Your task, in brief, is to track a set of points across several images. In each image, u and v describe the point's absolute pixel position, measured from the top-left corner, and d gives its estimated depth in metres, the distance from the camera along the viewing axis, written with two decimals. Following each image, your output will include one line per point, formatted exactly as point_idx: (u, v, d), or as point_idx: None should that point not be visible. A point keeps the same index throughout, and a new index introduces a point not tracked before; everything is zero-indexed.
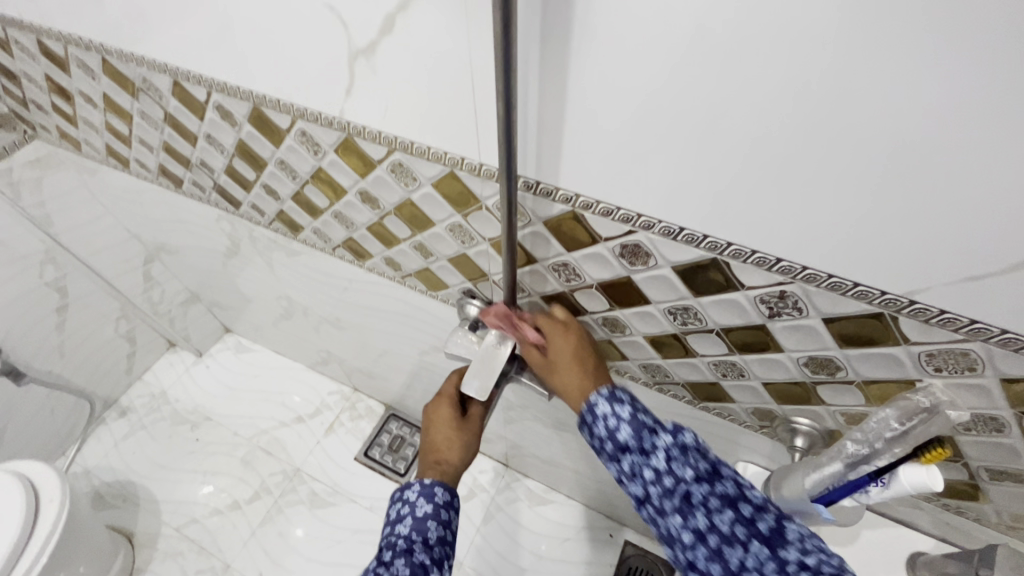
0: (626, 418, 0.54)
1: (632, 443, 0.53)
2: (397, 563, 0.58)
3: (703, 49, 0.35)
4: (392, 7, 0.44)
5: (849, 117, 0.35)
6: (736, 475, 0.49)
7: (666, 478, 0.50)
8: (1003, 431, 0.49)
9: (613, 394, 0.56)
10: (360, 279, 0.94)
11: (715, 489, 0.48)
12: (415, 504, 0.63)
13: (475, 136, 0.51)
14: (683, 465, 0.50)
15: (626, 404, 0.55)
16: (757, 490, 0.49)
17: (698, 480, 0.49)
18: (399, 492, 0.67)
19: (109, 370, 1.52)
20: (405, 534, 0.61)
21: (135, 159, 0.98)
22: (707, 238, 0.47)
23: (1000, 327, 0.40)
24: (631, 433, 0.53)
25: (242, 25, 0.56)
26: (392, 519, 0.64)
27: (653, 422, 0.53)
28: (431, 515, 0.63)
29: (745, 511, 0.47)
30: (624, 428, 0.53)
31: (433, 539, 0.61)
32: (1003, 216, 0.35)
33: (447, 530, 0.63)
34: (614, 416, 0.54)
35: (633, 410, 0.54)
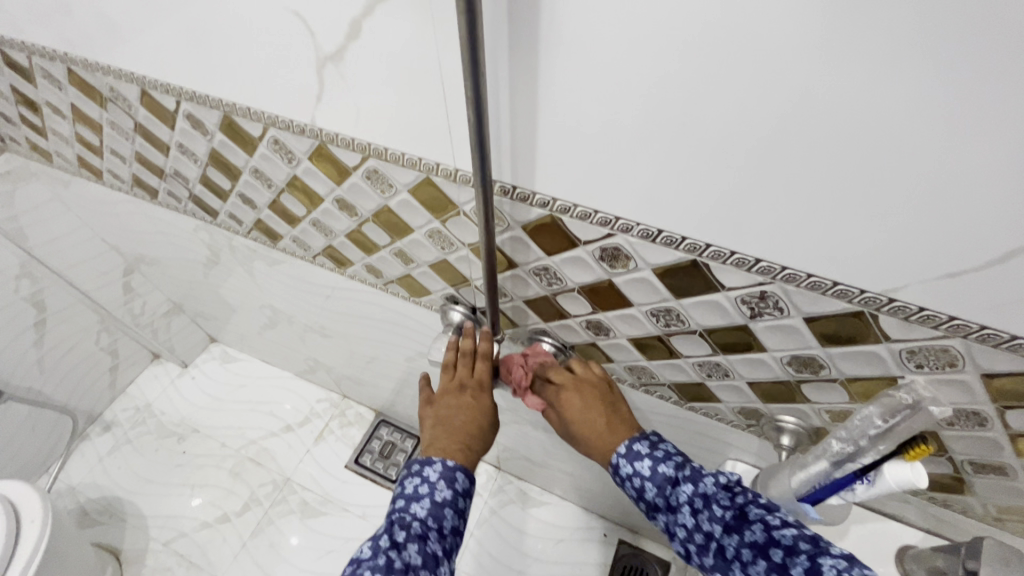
0: (649, 474, 0.58)
1: (661, 501, 0.57)
2: (411, 548, 0.56)
3: (673, 51, 0.35)
4: (358, 12, 0.43)
5: (821, 116, 0.34)
6: (765, 516, 0.50)
7: (698, 534, 0.53)
8: (985, 424, 0.49)
9: (633, 449, 0.61)
10: (343, 286, 0.93)
11: (745, 539, 0.49)
12: (434, 487, 0.62)
13: (449, 141, 0.50)
14: (709, 520, 0.52)
15: (650, 453, 0.60)
16: (788, 528, 0.48)
17: (727, 531, 0.51)
18: (416, 466, 0.64)
19: (92, 385, 1.49)
20: (422, 518, 0.59)
21: (108, 170, 0.95)
22: (686, 240, 0.47)
23: (978, 323, 0.40)
24: (656, 488, 0.58)
25: (207, 32, 0.54)
26: (405, 494, 0.62)
27: (675, 472, 0.57)
28: (449, 502, 0.62)
29: (777, 558, 0.47)
30: (648, 484, 0.58)
31: (447, 529, 0.61)
32: (977, 213, 0.35)
33: (459, 519, 0.63)
34: (638, 472, 0.59)
35: (658, 462, 0.58)
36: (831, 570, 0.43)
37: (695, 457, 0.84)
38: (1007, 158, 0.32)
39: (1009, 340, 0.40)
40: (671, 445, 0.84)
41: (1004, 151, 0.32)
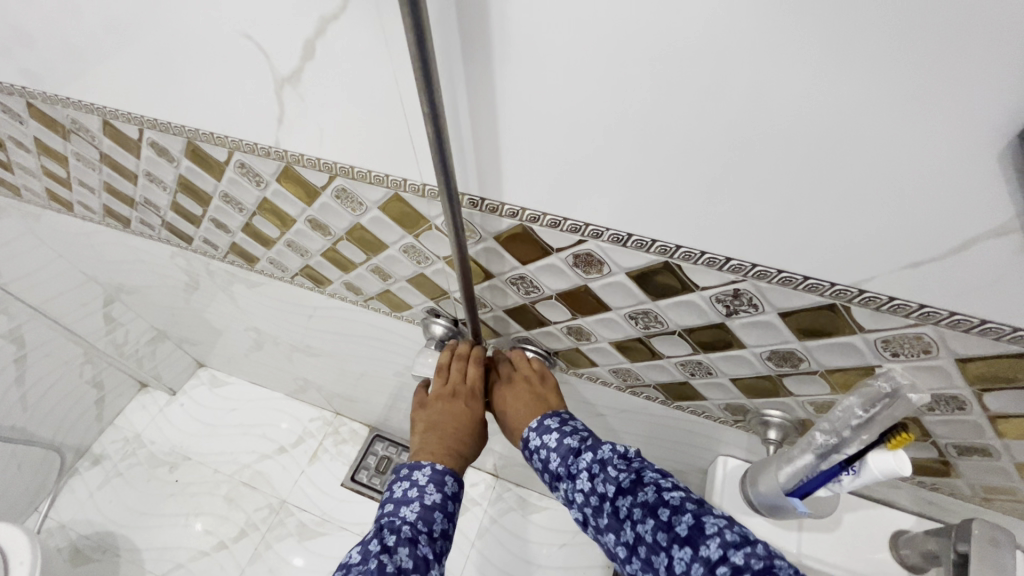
0: (556, 445, 0.61)
1: (563, 469, 0.59)
2: (402, 551, 0.54)
3: (624, 58, 0.35)
4: (311, 32, 0.43)
5: (774, 115, 0.34)
6: (658, 480, 0.53)
7: (593, 497, 0.55)
8: (965, 408, 0.49)
9: (544, 424, 0.63)
10: (325, 305, 0.92)
11: (637, 499, 0.52)
12: (424, 490, 0.61)
13: (414, 156, 0.50)
14: (604, 481, 0.55)
15: (558, 428, 0.62)
16: (676, 491, 0.51)
17: (621, 492, 0.53)
18: (405, 471, 0.64)
19: (78, 419, 1.45)
20: (412, 520, 0.58)
21: (79, 202, 0.94)
22: (656, 243, 0.46)
23: (948, 309, 0.40)
24: (559, 458, 0.60)
25: (163, 59, 0.53)
26: (394, 499, 0.61)
27: (578, 443, 0.59)
28: (438, 506, 0.60)
29: (663, 517, 0.50)
30: (553, 455, 0.60)
31: (437, 533, 0.59)
32: (937, 203, 0.35)
33: (448, 524, 0.61)
34: (545, 444, 0.62)
35: (563, 435, 0.61)
36: (713, 527, 0.47)
37: (687, 454, 0.84)
38: (961, 149, 0.32)
39: (980, 324, 0.40)
40: (663, 444, 0.84)
41: (957, 142, 0.32)
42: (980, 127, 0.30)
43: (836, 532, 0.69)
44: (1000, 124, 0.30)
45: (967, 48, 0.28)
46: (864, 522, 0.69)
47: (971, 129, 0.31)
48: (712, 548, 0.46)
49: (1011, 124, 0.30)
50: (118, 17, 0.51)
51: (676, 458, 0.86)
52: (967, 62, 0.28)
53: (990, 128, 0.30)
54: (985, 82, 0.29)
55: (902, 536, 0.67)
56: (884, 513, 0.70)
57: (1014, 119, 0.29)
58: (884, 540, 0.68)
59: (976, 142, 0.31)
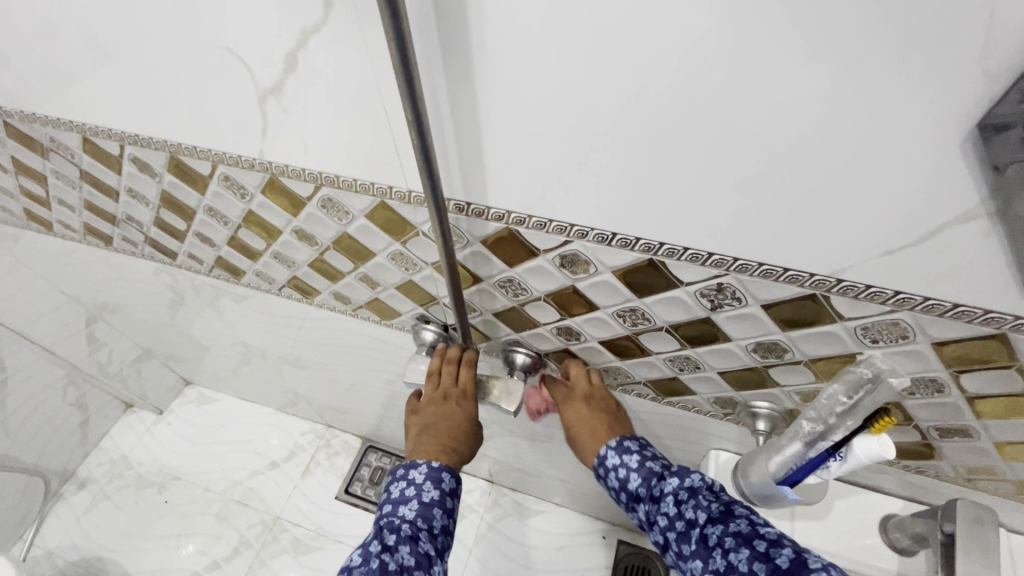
0: (637, 466, 0.65)
1: (644, 491, 0.63)
2: (403, 550, 0.56)
3: (601, 62, 0.36)
4: (292, 44, 0.43)
5: (747, 113, 0.35)
6: (749, 514, 0.55)
7: (679, 522, 0.58)
8: (944, 390, 0.50)
9: (623, 445, 0.68)
10: (313, 316, 0.91)
11: (729, 528, 0.54)
12: (421, 488, 0.62)
13: (398, 164, 0.51)
14: (694, 508, 0.57)
15: (624, 462, 0.67)
16: (771, 526, 0.53)
17: (711, 521, 0.55)
18: (401, 471, 0.65)
19: (62, 443, 1.42)
20: (411, 518, 0.59)
21: (58, 220, 0.93)
22: (640, 240, 0.47)
23: (922, 295, 0.42)
24: (641, 480, 0.64)
25: (144, 75, 0.53)
26: (393, 499, 0.62)
27: (659, 470, 0.64)
28: (437, 502, 0.61)
29: (760, 548, 0.51)
30: (634, 475, 0.65)
31: (437, 529, 0.60)
32: (905, 194, 0.36)
33: (448, 520, 0.62)
34: (624, 465, 0.66)
35: (633, 468, 0.65)
36: (818, 562, 0.49)
37: (679, 450, 0.84)
38: (926, 142, 0.33)
39: (952, 308, 0.42)
40: (656, 441, 0.84)
41: (922, 135, 0.33)
42: (943, 120, 0.32)
43: (827, 519, 0.70)
44: (960, 117, 0.31)
45: (926, 44, 0.29)
46: (853, 508, 0.71)
47: (934, 122, 0.32)
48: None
49: (969, 116, 0.31)
50: (97, 34, 0.51)
51: (669, 454, 0.87)
52: (927, 58, 0.30)
53: (952, 121, 0.32)
54: (945, 76, 0.30)
55: (890, 520, 0.69)
56: (872, 499, 0.71)
57: (973, 111, 0.31)
58: (874, 525, 0.70)
59: (939, 134, 0.33)
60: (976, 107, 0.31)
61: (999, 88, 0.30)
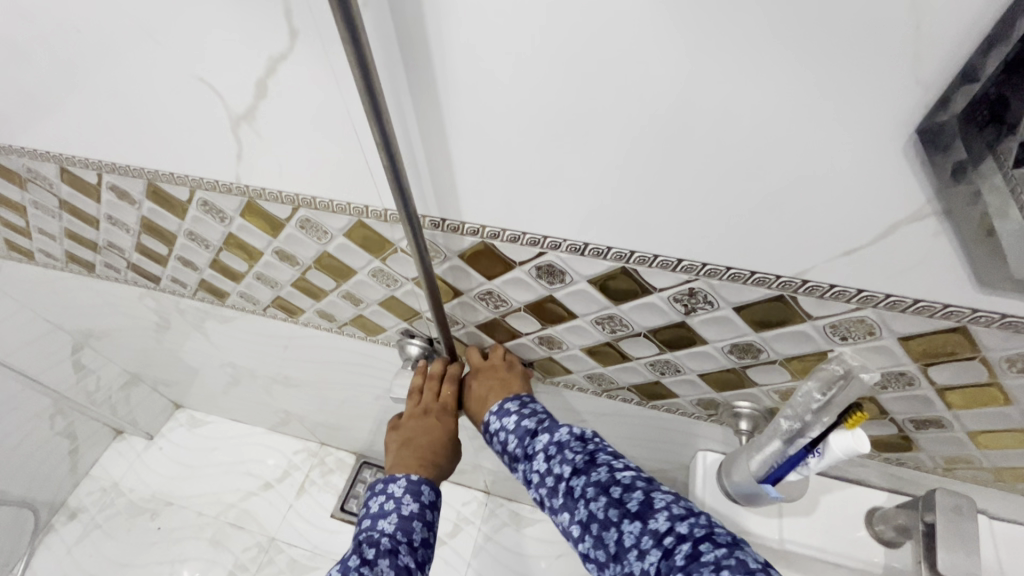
0: (513, 427, 0.61)
1: (520, 451, 0.59)
2: (382, 564, 0.54)
3: (560, 82, 0.37)
4: (261, 72, 0.44)
5: (702, 126, 0.37)
6: (610, 460, 0.53)
7: (549, 477, 0.55)
8: (914, 383, 0.52)
9: (505, 408, 0.63)
10: (300, 334, 0.91)
11: (591, 478, 0.52)
12: (401, 502, 0.61)
13: (373, 183, 0.51)
14: (560, 462, 0.55)
15: (513, 418, 0.62)
16: (627, 470, 0.52)
17: (575, 473, 0.53)
18: (379, 485, 0.63)
19: (51, 473, 1.40)
20: (390, 532, 0.58)
21: (40, 249, 0.92)
22: (612, 249, 0.48)
23: (883, 292, 0.43)
24: (517, 440, 0.60)
25: (118, 105, 0.54)
26: (370, 514, 0.60)
27: (533, 426, 0.59)
28: (417, 515, 0.60)
29: (615, 493, 0.50)
30: (512, 437, 0.61)
31: (418, 542, 0.59)
32: (859, 196, 0.37)
33: (429, 532, 0.61)
34: (506, 428, 0.62)
35: (520, 419, 0.61)
36: (662, 502, 0.49)
37: (668, 452, 0.85)
38: (872, 147, 0.35)
39: (913, 303, 0.43)
40: (644, 444, 0.85)
41: (868, 141, 0.34)
42: (885, 127, 0.33)
43: (813, 515, 0.71)
44: (902, 123, 0.33)
45: (864, 55, 0.31)
46: (839, 503, 0.72)
47: (879, 128, 0.33)
48: (661, 520, 0.47)
49: (911, 121, 0.33)
50: (70, 66, 0.52)
51: (658, 457, 0.88)
52: (866, 70, 0.31)
53: (895, 127, 0.33)
54: (884, 85, 0.31)
55: (875, 512, 0.70)
56: (857, 493, 0.72)
57: (913, 117, 0.32)
58: (860, 518, 0.71)
59: (885, 139, 0.34)
60: (917, 114, 0.32)
61: (935, 93, 0.31)
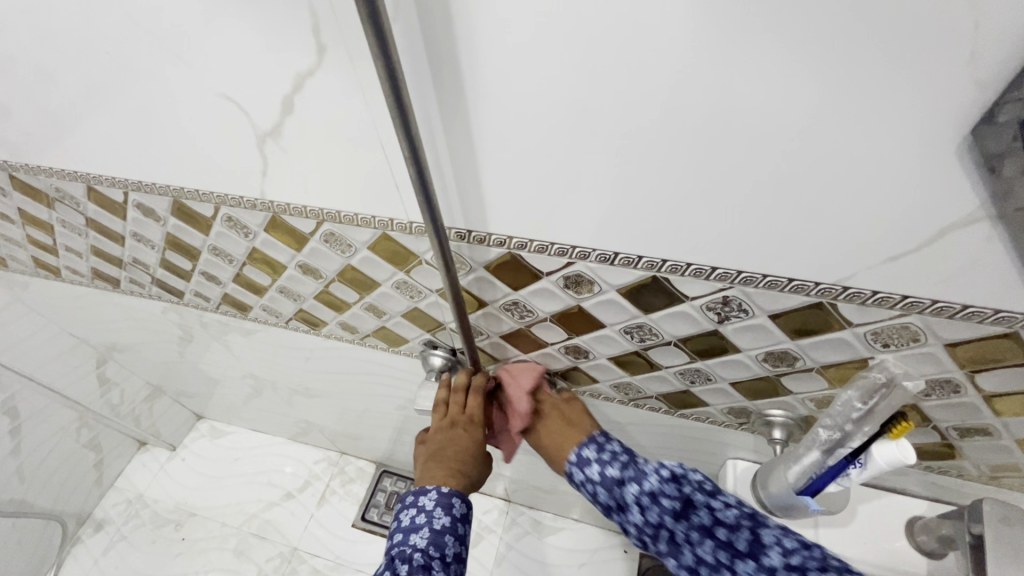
0: (600, 478, 0.63)
1: (614, 498, 0.61)
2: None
3: (593, 94, 0.36)
4: (288, 88, 0.44)
5: (740, 133, 0.36)
6: (709, 502, 0.56)
7: (648, 527, 0.58)
8: (961, 391, 0.50)
9: (584, 455, 0.65)
10: (322, 346, 0.91)
11: (692, 522, 0.56)
12: (432, 515, 0.59)
13: (398, 196, 0.51)
14: (659, 513, 0.57)
15: (598, 457, 0.64)
16: (731, 509, 0.55)
17: (677, 519, 0.56)
18: (410, 498, 0.62)
19: (78, 484, 1.42)
20: (422, 547, 0.56)
21: (66, 266, 0.94)
22: (643, 258, 0.47)
23: (930, 298, 0.42)
24: (606, 490, 0.62)
25: (145, 123, 0.54)
26: (404, 527, 0.59)
27: (621, 472, 0.61)
28: (448, 529, 0.59)
29: (722, 536, 0.54)
30: (601, 487, 0.62)
31: (450, 557, 0.58)
32: (906, 199, 0.36)
33: (461, 546, 0.60)
34: (592, 477, 0.63)
35: (606, 465, 0.63)
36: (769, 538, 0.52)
37: (696, 461, 0.83)
38: (922, 149, 0.33)
39: (961, 309, 0.41)
40: (673, 454, 0.83)
41: (916, 143, 0.33)
42: (932, 130, 0.32)
43: (852, 525, 0.69)
44: (953, 124, 0.32)
45: (913, 55, 0.29)
46: (877, 512, 0.69)
47: (928, 131, 0.32)
48: (774, 557, 0.51)
49: (964, 123, 0.31)
50: (97, 86, 0.52)
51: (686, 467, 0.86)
52: (916, 73, 0.30)
53: (945, 129, 0.32)
54: (934, 85, 0.30)
55: (916, 522, 0.67)
56: (896, 502, 0.70)
57: (965, 119, 0.31)
58: (899, 529, 0.68)
59: (934, 142, 0.33)
60: (969, 116, 0.31)
61: (991, 92, 0.30)
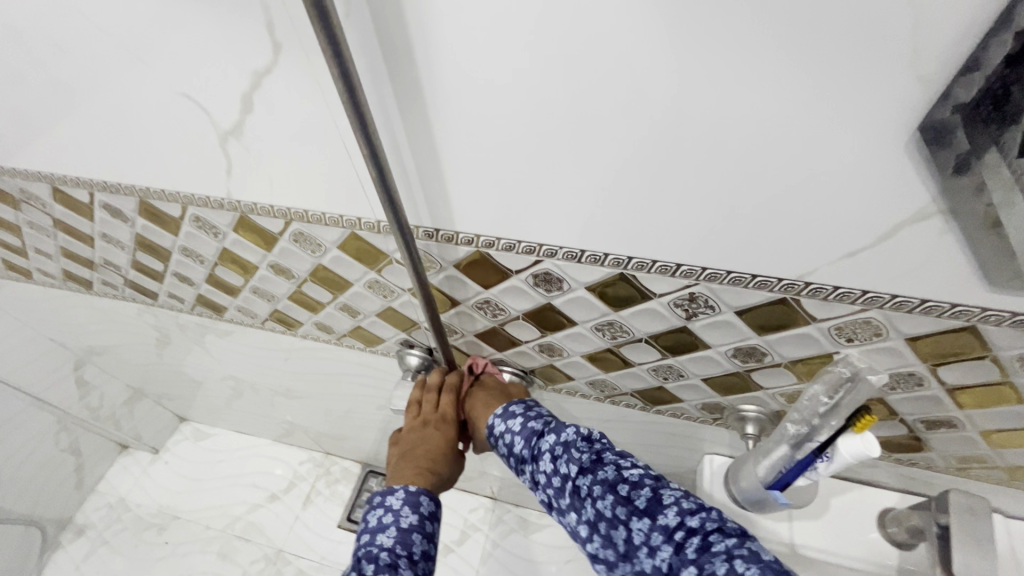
0: (520, 430, 0.62)
1: (527, 452, 0.60)
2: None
3: (550, 92, 0.36)
4: (246, 86, 0.44)
5: (696, 129, 0.36)
6: (617, 459, 0.54)
7: (556, 477, 0.56)
8: (924, 384, 0.50)
9: (509, 410, 0.65)
10: (300, 347, 0.90)
11: (597, 477, 0.53)
12: (399, 514, 0.59)
13: (364, 195, 0.51)
14: (567, 462, 0.55)
15: (524, 414, 0.63)
16: (635, 468, 0.53)
17: (581, 472, 0.54)
18: (378, 498, 0.62)
19: (57, 490, 1.39)
20: (389, 546, 0.55)
21: (37, 268, 0.92)
22: (609, 255, 0.47)
23: (889, 293, 0.42)
24: (523, 441, 0.61)
25: (107, 122, 0.53)
26: (370, 528, 0.58)
27: (541, 426, 0.61)
28: (416, 527, 0.58)
29: (622, 491, 0.51)
30: (517, 439, 0.62)
31: (417, 555, 0.56)
32: (862, 194, 0.36)
33: (429, 545, 0.58)
34: (510, 430, 0.63)
35: (529, 419, 0.62)
36: (670, 498, 0.50)
37: (674, 457, 0.84)
38: (874, 145, 0.33)
39: (920, 304, 0.42)
40: (651, 450, 0.84)
41: (869, 140, 0.33)
42: (882, 126, 0.32)
43: (825, 518, 0.69)
44: (902, 119, 0.32)
45: (859, 52, 0.30)
46: (850, 504, 0.70)
47: (879, 127, 0.32)
48: (671, 516, 0.48)
49: (913, 119, 0.32)
50: (55, 85, 0.51)
51: (665, 463, 0.86)
52: (864, 70, 0.30)
53: (895, 125, 0.32)
54: (881, 81, 0.30)
55: (888, 514, 0.68)
56: (869, 494, 0.71)
57: (914, 115, 0.31)
58: (872, 521, 0.69)
59: (885, 137, 0.33)
60: (918, 112, 0.31)
61: (937, 89, 0.30)
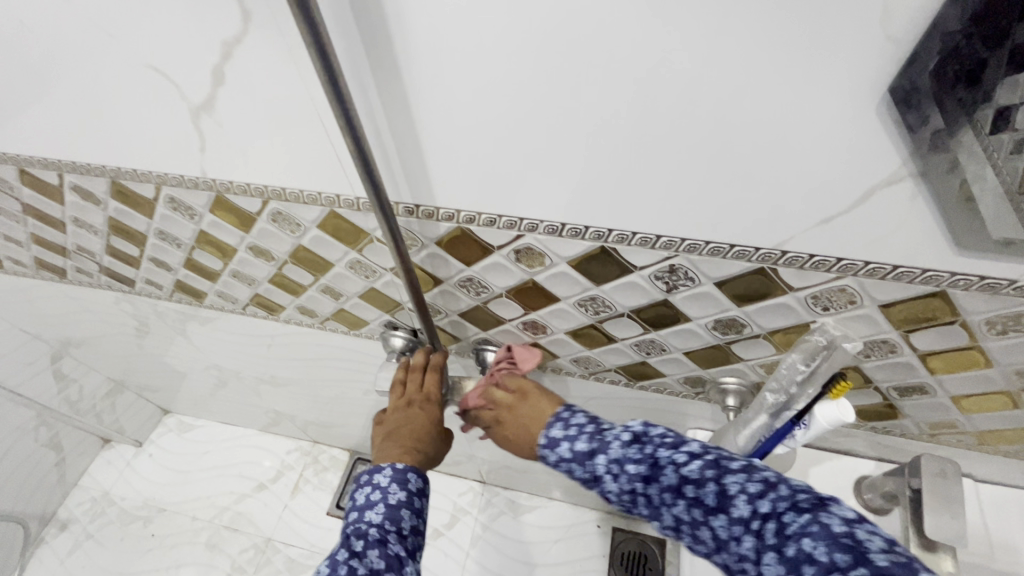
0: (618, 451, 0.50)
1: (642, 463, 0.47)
2: (372, 554, 0.52)
3: (528, 61, 0.36)
4: (217, 58, 0.43)
5: (672, 96, 0.36)
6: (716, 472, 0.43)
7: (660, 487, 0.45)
8: (897, 351, 0.52)
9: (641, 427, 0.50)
10: (283, 332, 0.90)
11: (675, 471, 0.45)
12: (387, 491, 0.59)
13: (342, 171, 0.50)
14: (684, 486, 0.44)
15: (566, 434, 0.56)
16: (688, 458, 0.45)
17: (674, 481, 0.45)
18: (365, 477, 0.62)
19: (38, 485, 1.37)
20: (378, 522, 0.55)
21: (8, 257, 0.90)
22: (590, 228, 0.48)
23: (862, 260, 0.43)
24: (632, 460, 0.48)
25: (72, 98, 0.51)
26: (358, 506, 0.58)
27: (590, 444, 0.52)
28: (404, 504, 0.58)
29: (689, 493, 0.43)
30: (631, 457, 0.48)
31: (407, 530, 0.57)
32: (834, 160, 0.37)
33: (418, 520, 0.59)
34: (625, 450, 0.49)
35: (574, 440, 0.54)
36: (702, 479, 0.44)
37: None
38: (847, 108, 0.34)
39: (893, 270, 0.43)
40: None
41: (840, 104, 0.34)
42: (851, 90, 0.33)
43: None
44: (875, 81, 0.32)
45: (829, 14, 0.30)
46: (828, 473, 0.72)
47: (851, 91, 0.33)
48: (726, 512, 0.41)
49: (885, 81, 0.32)
50: (18, 60, 0.49)
51: None
52: (834, 31, 0.30)
53: (866, 88, 0.33)
54: (852, 43, 0.31)
55: (864, 481, 0.70)
56: (846, 463, 0.72)
57: (885, 75, 0.32)
58: (849, 489, 0.71)
59: (857, 100, 0.33)
60: (887, 74, 0.32)
61: (905, 50, 0.30)
